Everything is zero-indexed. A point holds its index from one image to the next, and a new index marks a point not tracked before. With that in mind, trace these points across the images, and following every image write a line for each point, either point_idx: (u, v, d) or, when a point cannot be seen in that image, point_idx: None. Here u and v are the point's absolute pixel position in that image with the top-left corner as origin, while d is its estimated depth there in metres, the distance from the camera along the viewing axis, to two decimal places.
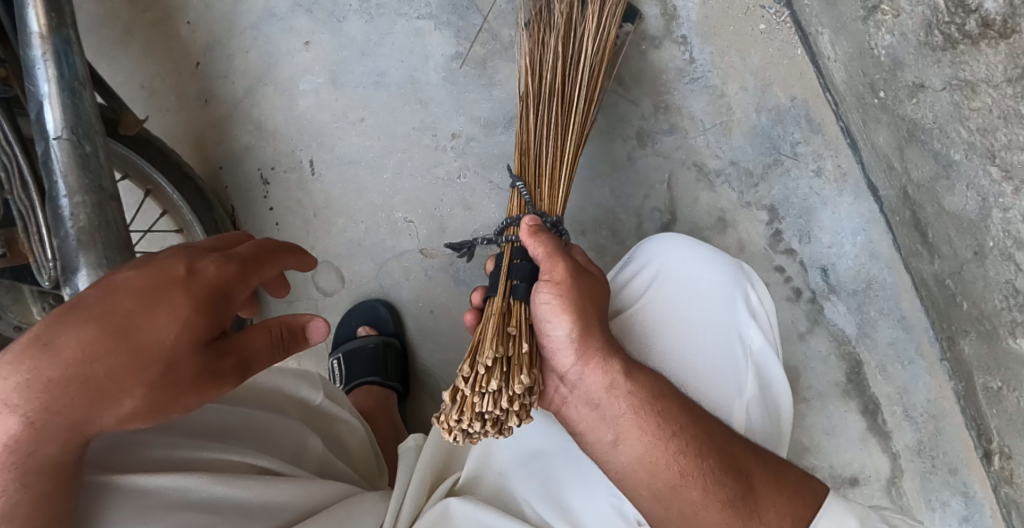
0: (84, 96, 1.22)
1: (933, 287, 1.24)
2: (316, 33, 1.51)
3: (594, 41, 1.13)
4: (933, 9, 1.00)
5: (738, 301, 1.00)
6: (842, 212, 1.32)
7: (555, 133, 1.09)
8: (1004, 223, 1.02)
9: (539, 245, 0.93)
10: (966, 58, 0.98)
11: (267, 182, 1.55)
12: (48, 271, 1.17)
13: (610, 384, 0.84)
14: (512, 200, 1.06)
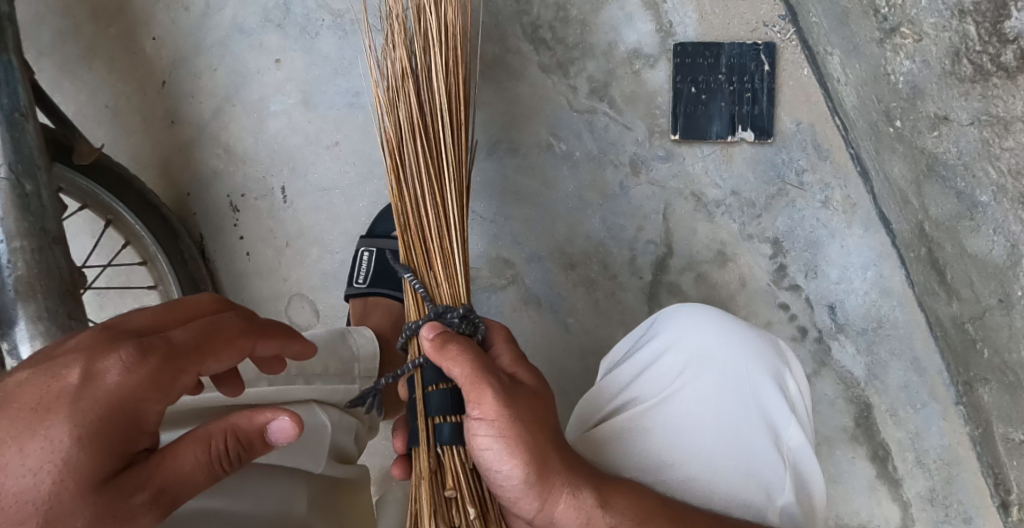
0: (27, 127, 1.11)
1: (949, 329, 1.15)
2: (287, 50, 1.40)
3: (433, 64, 0.94)
4: (962, 36, 0.95)
5: (773, 393, 0.94)
6: (851, 245, 1.22)
7: (433, 198, 0.94)
8: None
9: (457, 369, 0.79)
10: (1001, 92, 0.93)
11: (237, 210, 1.44)
12: None
13: (585, 518, 0.80)
14: (408, 297, 0.93)
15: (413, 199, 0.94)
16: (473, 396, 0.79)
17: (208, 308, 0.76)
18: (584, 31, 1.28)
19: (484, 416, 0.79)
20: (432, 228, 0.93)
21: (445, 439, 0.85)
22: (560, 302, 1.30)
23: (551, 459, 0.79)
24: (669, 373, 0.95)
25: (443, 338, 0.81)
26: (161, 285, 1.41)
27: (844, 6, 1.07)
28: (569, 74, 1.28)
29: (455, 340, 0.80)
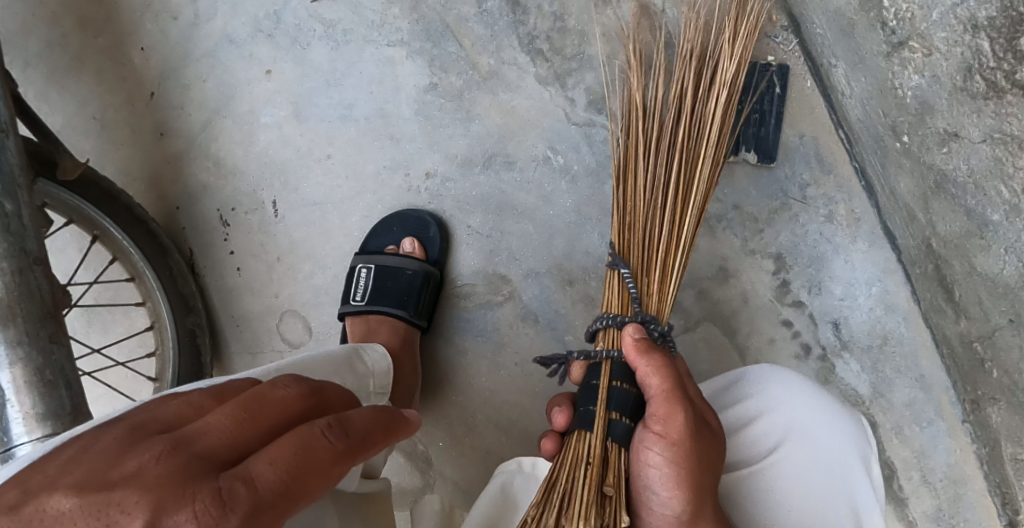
0: (7, 143, 1.07)
1: (956, 347, 1.13)
2: (278, 61, 1.36)
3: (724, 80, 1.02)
4: (975, 50, 0.87)
5: (859, 478, 0.91)
6: (856, 261, 1.20)
7: (660, 211, 0.99)
8: None
9: (657, 380, 0.85)
10: (1014, 110, 0.86)
11: (227, 224, 1.40)
12: None
13: None
14: (614, 289, 0.98)
15: (643, 203, 1.00)
16: (666, 413, 0.84)
17: (298, 406, 0.64)
18: (582, 43, 1.25)
19: (663, 429, 0.84)
20: (669, 236, 0.99)
21: (616, 435, 0.89)
22: (559, 318, 1.28)
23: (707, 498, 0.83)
24: (763, 438, 0.93)
25: (644, 352, 0.87)
26: (149, 303, 1.36)
27: (850, 18, 1.04)
28: (567, 87, 1.26)
29: (661, 355, 0.87)
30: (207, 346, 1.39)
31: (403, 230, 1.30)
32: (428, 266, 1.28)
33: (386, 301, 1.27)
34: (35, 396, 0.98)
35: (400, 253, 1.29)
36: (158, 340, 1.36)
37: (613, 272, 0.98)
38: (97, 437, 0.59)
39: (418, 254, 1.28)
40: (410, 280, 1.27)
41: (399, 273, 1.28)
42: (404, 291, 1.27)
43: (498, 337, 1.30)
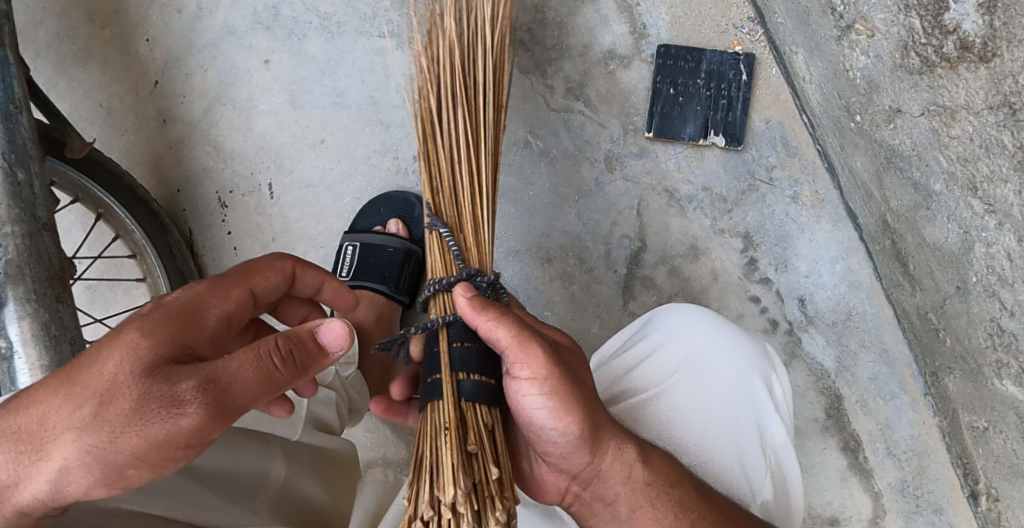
0: (22, 119, 1.17)
1: (915, 320, 1.18)
2: (276, 51, 1.45)
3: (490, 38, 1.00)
4: (908, 30, 0.96)
5: (760, 390, 0.98)
6: (820, 239, 1.25)
7: (455, 166, 0.97)
8: (988, 258, 0.98)
9: (503, 329, 0.81)
10: (945, 83, 0.95)
11: (225, 206, 1.48)
12: None
13: (627, 475, 0.86)
14: (433, 254, 0.96)
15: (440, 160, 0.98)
16: (522, 353, 0.81)
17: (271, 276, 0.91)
18: (560, 33, 1.32)
19: (526, 370, 0.81)
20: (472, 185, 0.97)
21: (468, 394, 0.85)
22: (537, 295, 1.33)
23: (594, 412, 0.84)
24: (664, 368, 1.01)
25: (478, 300, 0.84)
26: (149, 278, 1.44)
27: (805, 6, 1.10)
28: (546, 75, 1.33)
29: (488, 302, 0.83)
30: None
31: (389, 209, 1.37)
32: (411, 244, 1.36)
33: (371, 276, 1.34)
34: (39, 348, 1.08)
35: (384, 232, 1.35)
36: None
37: (431, 236, 0.95)
38: None
39: (401, 233, 1.35)
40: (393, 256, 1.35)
41: (382, 251, 1.34)
42: (389, 266, 1.34)
43: None
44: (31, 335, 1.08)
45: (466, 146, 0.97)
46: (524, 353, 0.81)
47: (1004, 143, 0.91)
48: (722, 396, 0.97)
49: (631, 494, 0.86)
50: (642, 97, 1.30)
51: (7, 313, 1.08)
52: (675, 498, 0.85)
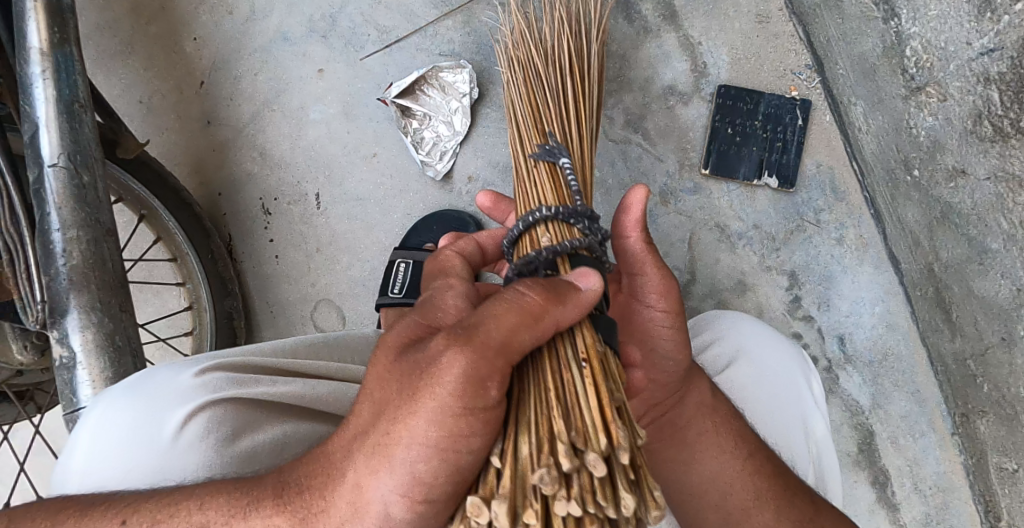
0: (84, 119, 1.12)
1: (951, 364, 1.24)
2: (331, 61, 1.45)
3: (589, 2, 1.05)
4: (985, 100, 1.01)
5: (803, 387, 1.05)
6: (863, 281, 1.31)
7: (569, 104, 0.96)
8: None
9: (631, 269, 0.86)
10: (1018, 152, 1.00)
11: (268, 213, 1.46)
12: (35, 312, 1.06)
13: (701, 403, 0.94)
14: (542, 176, 0.90)
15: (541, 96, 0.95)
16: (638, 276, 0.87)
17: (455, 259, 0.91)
18: (623, 66, 1.36)
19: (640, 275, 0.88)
20: (534, 140, 0.93)
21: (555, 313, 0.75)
22: None
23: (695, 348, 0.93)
24: (715, 363, 1.07)
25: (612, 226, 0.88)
26: (188, 284, 1.40)
27: (872, 62, 1.15)
28: (605, 105, 1.36)
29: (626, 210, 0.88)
30: (241, 330, 1.44)
31: (442, 230, 1.37)
32: None
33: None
34: (103, 361, 1.04)
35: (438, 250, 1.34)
36: (195, 320, 1.41)
37: (539, 162, 0.90)
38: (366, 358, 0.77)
39: None
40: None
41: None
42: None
43: None
44: (94, 346, 1.04)
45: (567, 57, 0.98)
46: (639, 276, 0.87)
47: None
48: (768, 392, 1.04)
49: (703, 419, 0.93)
50: (699, 134, 1.34)
51: (70, 320, 1.03)
52: (736, 428, 0.94)
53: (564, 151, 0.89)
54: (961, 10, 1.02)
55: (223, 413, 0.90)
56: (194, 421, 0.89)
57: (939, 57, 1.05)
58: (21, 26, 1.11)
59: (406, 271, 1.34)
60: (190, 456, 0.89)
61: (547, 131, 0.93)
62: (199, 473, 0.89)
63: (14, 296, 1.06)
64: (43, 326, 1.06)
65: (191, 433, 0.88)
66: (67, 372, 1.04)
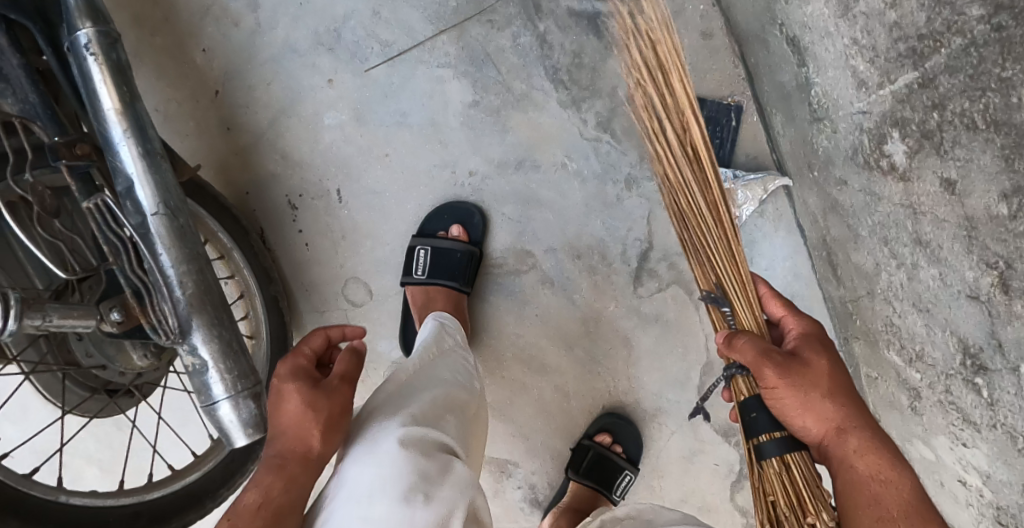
0: (165, 167, 1.31)
1: (838, 305, 1.66)
2: (339, 71, 1.66)
3: (699, 183, 1.35)
4: (860, 140, 1.29)
5: None
6: (778, 241, 1.73)
7: (711, 253, 1.36)
8: (914, 296, 1.35)
9: (745, 353, 1.22)
10: (878, 181, 1.29)
11: (295, 208, 1.71)
12: (168, 330, 1.25)
13: (832, 429, 1.16)
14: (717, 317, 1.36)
15: (692, 213, 1.37)
16: (793, 393, 1.17)
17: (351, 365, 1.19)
18: (594, 76, 1.64)
19: (769, 384, 1.18)
20: (726, 269, 1.35)
21: (767, 449, 1.22)
22: (569, 283, 1.71)
23: (834, 397, 1.17)
24: None
25: (730, 336, 1.27)
26: (238, 275, 1.65)
27: (789, 89, 1.46)
28: (580, 109, 1.64)
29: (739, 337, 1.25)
30: (286, 308, 1.71)
31: (451, 218, 1.67)
32: (472, 244, 1.67)
33: (445, 277, 1.66)
34: (229, 361, 1.28)
35: (450, 237, 1.65)
36: (250, 305, 1.67)
37: (734, 374, 1.29)
38: (288, 369, 1.16)
39: (463, 237, 1.66)
40: (460, 258, 1.67)
41: (452, 254, 1.64)
42: (456, 268, 1.67)
43: (524, 296, 1.73)
44: (221, 355, 1.28)
45: (682, 198, 1.37)
46: (804, 377, 1.17)
47: (890, 224, 1.32)
48: None
49: (861, 450, 1.12)
50: None
51: (198, 337, 1.26)
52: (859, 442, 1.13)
53: (722, 298, 1.33)
54: (848, 81, 1.26)
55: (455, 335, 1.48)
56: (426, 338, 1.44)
57: (827, 101, 1.34)
58: (93, 90, 1.27)
59: (427, 255, 1.67)
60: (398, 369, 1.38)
61: (712, 281, 1.36)
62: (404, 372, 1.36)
63: (147, 321, 1.23)
64: (174, 343, 1.27)
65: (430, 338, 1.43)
66: (200, 373, 1.27)
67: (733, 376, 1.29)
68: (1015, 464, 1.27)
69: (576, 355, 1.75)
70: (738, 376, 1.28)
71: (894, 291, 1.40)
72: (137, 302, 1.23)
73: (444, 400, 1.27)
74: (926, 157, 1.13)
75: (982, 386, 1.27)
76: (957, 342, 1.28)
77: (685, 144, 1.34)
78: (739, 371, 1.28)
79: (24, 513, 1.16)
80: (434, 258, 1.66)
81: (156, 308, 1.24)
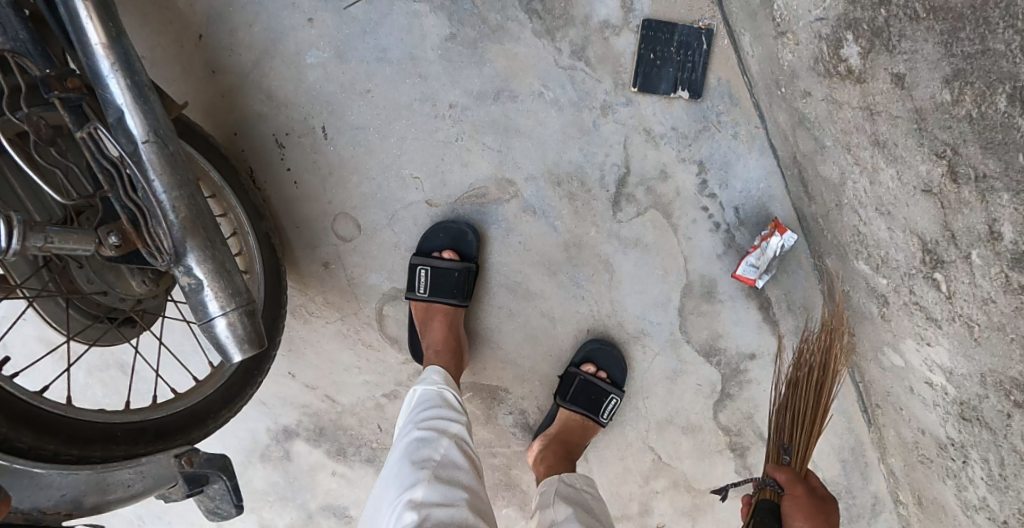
0: (153, 99, 1.37)
1: (810, 222, 1.71)
2: (319, 11, 1.70)
3: (822, 371, 1.59)
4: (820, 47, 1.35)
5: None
6: (751, 165, 1.74)
7: (802, 415, 1.58)
8: (875, 201, 1.41)
9: (783, 474, 1.46)
10: (838, 86, 1.35)
11: (283, 146, 1.77)
12: (164, 253, 1.32)
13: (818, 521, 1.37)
14: (773, 448, 1.58)
15: (801, 400, 1.58)
16: (802, 512, 1.38)
17: None
18: (567, 5, 1.67)
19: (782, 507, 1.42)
20: (780, 439, 1.58)
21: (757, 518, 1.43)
22: (550, 210, 1.77)
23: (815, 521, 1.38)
24: None
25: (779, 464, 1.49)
26: (229, 213, 1.70)
27: (756, 7, 1.50)
28: (555, 38, 1.69)
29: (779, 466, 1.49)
30: (278, 242, 1.76)
31: (445, 238, 1.76)
32: (467, 263, 1.77)
33: (446, 295, 1.79)
34: (222, 281, 1.35)
35: (446, 260, 1.75)
36: (242, 242, 1.71)
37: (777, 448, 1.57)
38: None
39: (457, 259, 1.76)
40: (458, 276, 1.77)
41: (450, 274, 1.75)
42: (455, 285, 1.79)
43: (507, 224, 1.79)
44: (215, 275, 1.35)
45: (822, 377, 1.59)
46: (822, 509, 1.40)
47: (848, 128, 1.38)
48: None
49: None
50: (629, 59, 1.69)
51: (193, 258, 1.33)
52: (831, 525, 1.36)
53: (791, 451, 1.55)
54: None
55: (455, 418, 1.61)
56: (417, 423, 1.58)
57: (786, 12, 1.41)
58: (79, 25, 1.32)
59: (427, 276, 1.78)
60: (405, 444, 1.54)
61: (784, 443, 1.57)
62: (407, 451, 1.52)
63: (145, 245, 1.31)
64: (170, 266, 1.34)
65: (433, 425, 1.57)
66: (196, 292, 1.35)
67: (760, 487, 1.48)
68: (975, 354, 1.34)
69: (560, 282, 1.81)
70: (766, 488, 1.47)
71: (859, 196, 1.45)
72: (134, 227, 1.31)
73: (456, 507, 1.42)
74: (878, 55, 1.20)
75: (941, 281, 1.33)
76: (917, 240, 1.34)
77: (823, 341, 1.61)
78: (767, 480, 1.47)
79: (32, 416, 1.23)
80: (434, 279, 1.77)
81: (152, 233, 1.31)
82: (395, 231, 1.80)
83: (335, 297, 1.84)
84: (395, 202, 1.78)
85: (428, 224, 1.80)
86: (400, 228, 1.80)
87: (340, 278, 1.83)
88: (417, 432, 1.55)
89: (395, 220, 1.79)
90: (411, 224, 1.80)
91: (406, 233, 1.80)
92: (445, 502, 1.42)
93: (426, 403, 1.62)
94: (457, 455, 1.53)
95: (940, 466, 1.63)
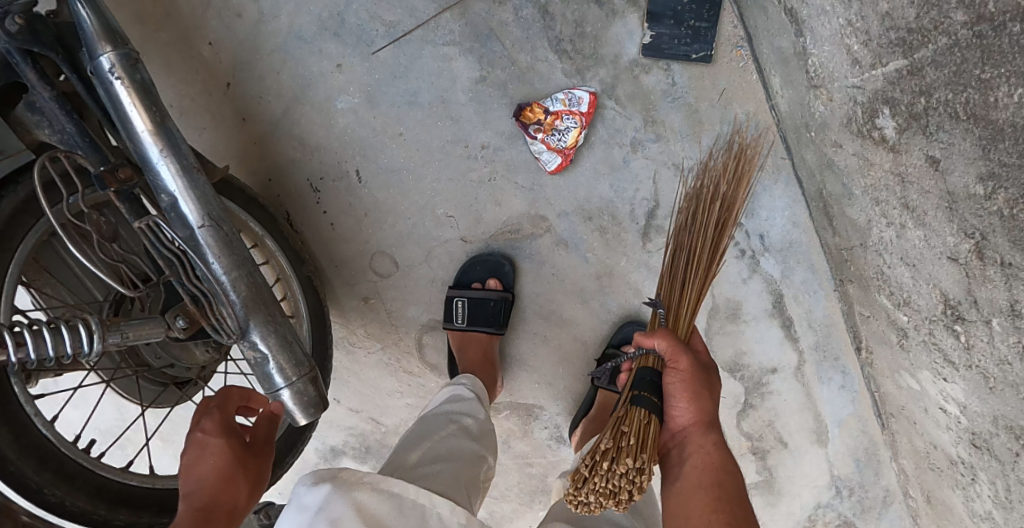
0: (201, 179, 1.39)
1: (834, 251, 1.77)
2: (346, 56, 1.70)
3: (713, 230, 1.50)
4: (853, 110, 1.39)
5: None
6: (777, 196, 1.80)
7: (695, 268, 1.49)
8: (899, 252, 1.47)
9: (661, 340, 1.38)
10: (870, 148, 1.39)
11: (318, 190, 1.80)
12: (228, 329, 1.37)
13: (695, 419, 1.36)
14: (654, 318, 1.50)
15: (701, 249, 1.49)
16: (687, 390, 1.36)
17: None
18: (597, 44, 1.68)
19: (671, 373, 1.38)
20: (667, 291, 1.50)
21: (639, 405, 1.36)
22: (582, 243, 1.81)
23: (703, 409, 1.37)
24: None
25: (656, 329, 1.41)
26: (272, 260, 1.75)
27: (787, 55, 1.52)
28: (586, 78, 1.70)
29: (660, 330, 1.42)
30: (320, 284, 1.81)
31: (486, 270, 1.82)
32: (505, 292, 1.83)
33: (483, 323, 1.83)
34: (285, 353, 1.42)
35: (486, 288, 1.81)
36: (286, 287, 1.77)
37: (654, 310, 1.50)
38: None
39: (498, 287, 1.82)
40: (494, 305, 1.82)
41: (487, 303, 1.80)
42: (492, 313, 1.84)
43: (540, 257, 1.85)
44: (279, 348, 1.42)
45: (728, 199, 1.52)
46: (702, 380, 1.38)
47: (874, 185, 1.44)
48: None
49: (702, 459, 1.34)
50: (659, 97, 1.71)
51: (257, 335, 1.39)
52: (712, 437, 1.36)
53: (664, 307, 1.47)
54: (841, 56, 1.35)
55: (474, 412, 1.66)
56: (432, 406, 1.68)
57: (820, 70, 1.42)
58: (124, 114, 1.32)
59: (464, 307, 1.83)
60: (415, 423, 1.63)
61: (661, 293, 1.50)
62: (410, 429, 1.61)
63: (209, 326, 1.35)
64: (234, 341, 1.40)
65: (445, 411, 1.63)
66: (262, 365, 1.42)
67: (641, 355, 1.43)
68: (988, 399, 1.42)
69: (593, 309, 1.88)
70: (648, 354, 1.42)
71: (885, 244, 1.50)
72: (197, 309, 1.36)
73: (446, 471, 1.46)
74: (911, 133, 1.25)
75: (961, 333, 1.40)
76: (939, 294, 1.41)
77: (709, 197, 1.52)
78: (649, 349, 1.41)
79: (125, 496, 1.34)
80: (472, 309, 1.81)
81: (213, 315, 1.36)
82: (431, 266, 1.86)
83: (376, 329, 1.92)
84: (430, 239, 1.84)
85: (463, 259, 1.85)
86: (435, 263, 1.86)
87: (381, 311, 1.90)
88: (430, 416, 1.62)
89: (431, 256, 1.85)
90: (446, 260, 1.85)
91: (442, 268, 1.86)
92: (435, 465, 1.46)
93: (450, 390, 1.72)
94: (467, 438, 1.58)
95: (948, 478, 1.72)
